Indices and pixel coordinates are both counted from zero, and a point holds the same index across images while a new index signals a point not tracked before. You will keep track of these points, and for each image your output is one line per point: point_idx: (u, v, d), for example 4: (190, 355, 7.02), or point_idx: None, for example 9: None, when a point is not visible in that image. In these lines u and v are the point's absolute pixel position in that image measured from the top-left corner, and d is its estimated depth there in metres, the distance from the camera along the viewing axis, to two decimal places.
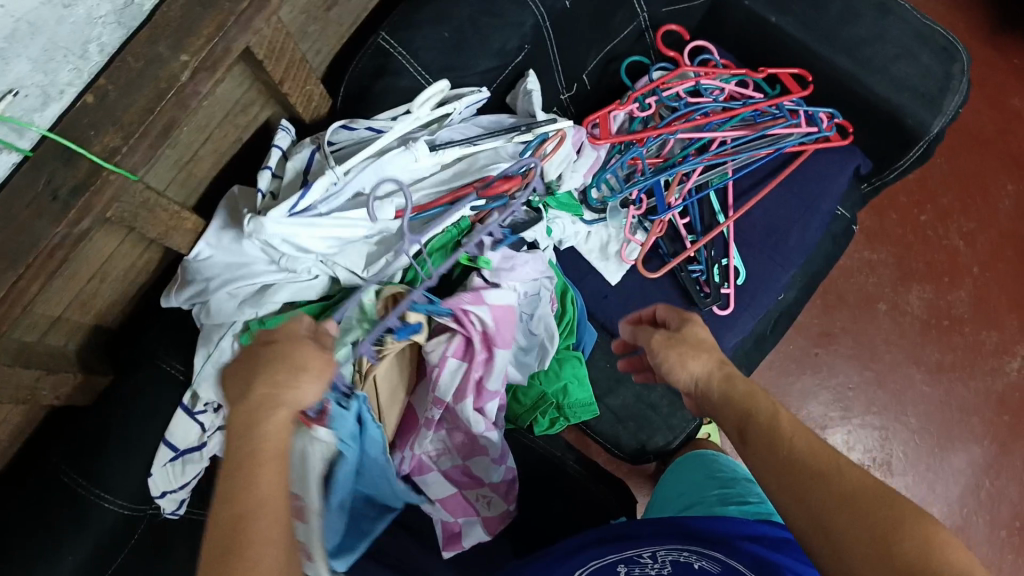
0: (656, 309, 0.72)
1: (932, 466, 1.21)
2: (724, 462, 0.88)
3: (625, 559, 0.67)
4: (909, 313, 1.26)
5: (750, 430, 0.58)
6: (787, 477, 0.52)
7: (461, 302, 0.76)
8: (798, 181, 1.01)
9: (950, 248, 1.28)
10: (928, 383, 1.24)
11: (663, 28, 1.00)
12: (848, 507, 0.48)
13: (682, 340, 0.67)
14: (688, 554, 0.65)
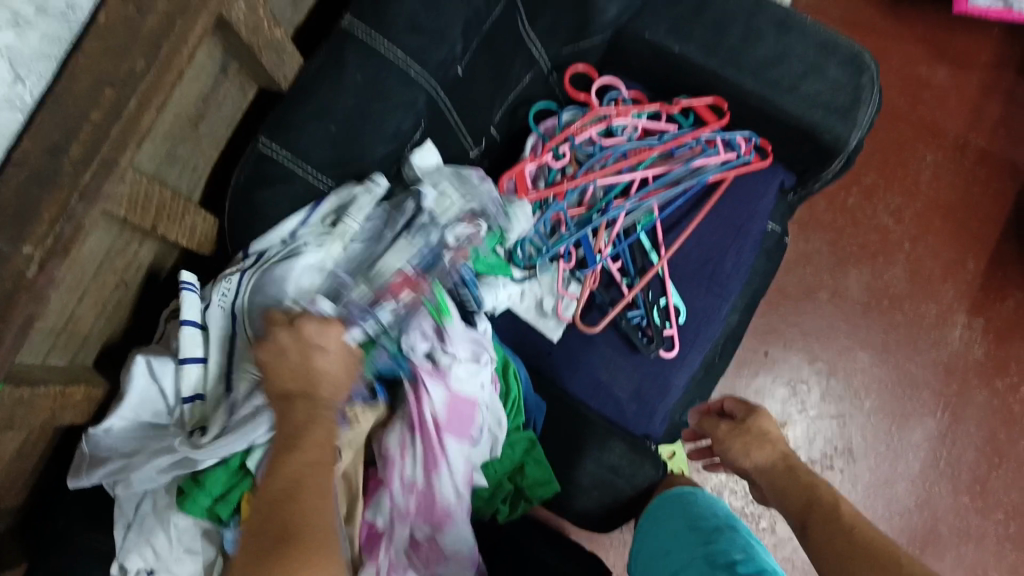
0: (725, 401, 0.84)
1: (889, 445, 1.24)
2: (702, 506, 0.84)
3: None
4: (849, 297, 1.26)
5: (813, 520, 0.67)
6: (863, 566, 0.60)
7: (421, 365, 0.75)
8: (725, 207, 0.98)
9: (881, 226, 1.26)
10: (876, 364, 1.25)
11: (570, 69, 0.96)
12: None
13: (745, 431, 0.79)
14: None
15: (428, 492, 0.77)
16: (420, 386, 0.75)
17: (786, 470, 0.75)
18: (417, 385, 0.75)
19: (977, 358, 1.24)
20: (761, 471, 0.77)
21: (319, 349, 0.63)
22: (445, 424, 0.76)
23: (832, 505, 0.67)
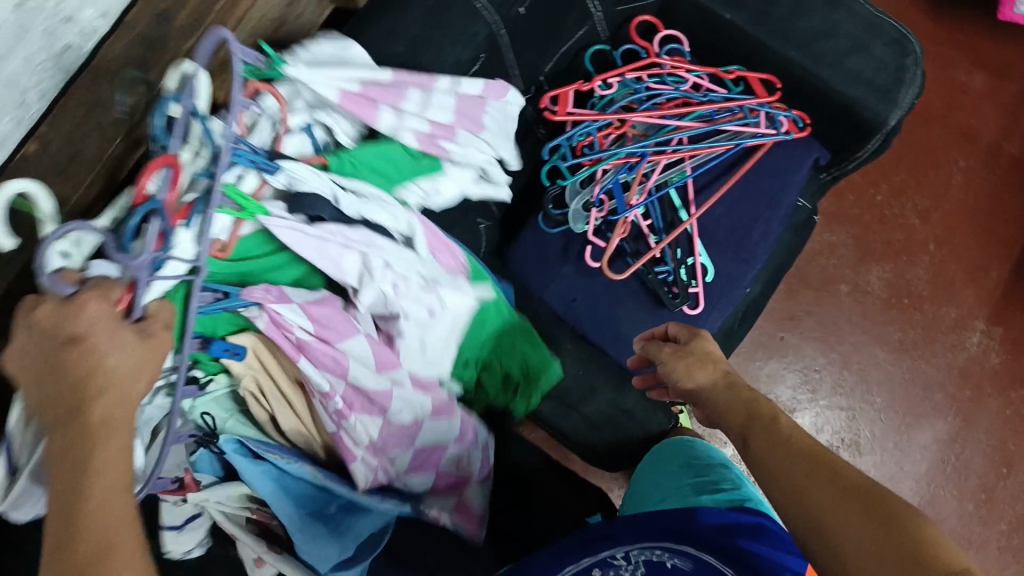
0: (668, 328, 0.86)
1: (897, 442, 1.25)
2: (699, 447, 0.91)
3: (599, 563, 0.71)
4: (870, 292, 1.28)
5: (756, 437, 0.67)
6: (798, 477, 0.60)
7: (263, 296, 0.69)
8: (760, 176, 1.01)
9: (907, 227, 1.29)
10: (892, 361, 1.27)
11: (636, 18, 1.03)
12: (833, 499, 0.57)
13: (688, 352, 0.81)
14: (659, 551, 0.70)
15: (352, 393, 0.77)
16: (273, 315, 0.71)
17: (728, 390, 0.76)
18: (270, 316, 0.71)
19: (993, 365, 1.26)
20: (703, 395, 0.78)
21: (71, 340, 0.49)
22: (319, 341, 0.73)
23: (771, 421, 0.68)
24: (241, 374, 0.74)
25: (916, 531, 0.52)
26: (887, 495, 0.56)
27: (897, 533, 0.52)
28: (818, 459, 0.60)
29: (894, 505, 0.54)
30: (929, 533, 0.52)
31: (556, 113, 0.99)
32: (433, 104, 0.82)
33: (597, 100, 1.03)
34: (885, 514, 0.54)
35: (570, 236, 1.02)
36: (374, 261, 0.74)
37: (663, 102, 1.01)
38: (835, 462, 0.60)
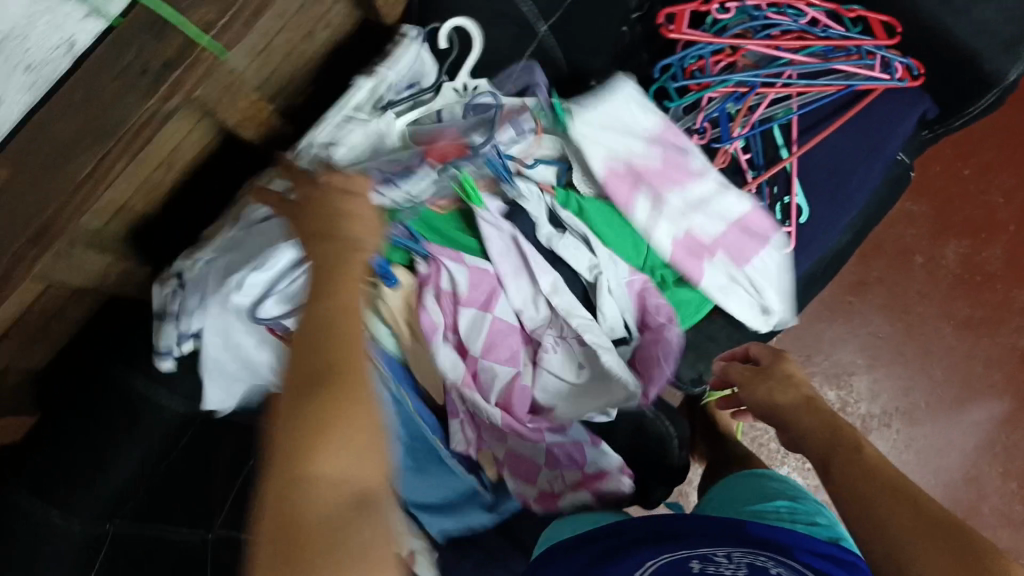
0: (750, 347, 0.81)
1: (950, 418, 1.25)
2: (781, 480, 0.86)
3: (697, 556, 0.62)
4: (944, 266, 1.26)
5: (836, 468, 0.66)
6: (879, 503, 0.60)
7: (440, 253, 0.81)
8: (868, 121, 0.99)
9: (989, 204, 1.27)
10: (956, 336, 1.26)
11: None
12: (918, 551, 0.56)
13: (768, 375, 0.77)
14: (766, 556, 0.60)
15: (460, 345, 0.83)
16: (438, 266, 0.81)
17: (811, 413, 0.72)
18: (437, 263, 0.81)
19: None
20: (780, 414, 0.74)
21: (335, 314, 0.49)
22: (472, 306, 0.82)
23: (851, 451, 0.66)
24: (385, 298, 0.80)
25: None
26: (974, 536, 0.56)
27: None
28: (902, 500, 0.60)
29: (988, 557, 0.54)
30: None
31: (670, 32, 0.93)
32: (664, 208, 0.87)
33: (709, 25, 0.99)
34: (978, 565, 0.54)
35: None
36: (537, 272, 0.83)
37: (778, 33, 0.98)
38: (918, 501, 0.60)
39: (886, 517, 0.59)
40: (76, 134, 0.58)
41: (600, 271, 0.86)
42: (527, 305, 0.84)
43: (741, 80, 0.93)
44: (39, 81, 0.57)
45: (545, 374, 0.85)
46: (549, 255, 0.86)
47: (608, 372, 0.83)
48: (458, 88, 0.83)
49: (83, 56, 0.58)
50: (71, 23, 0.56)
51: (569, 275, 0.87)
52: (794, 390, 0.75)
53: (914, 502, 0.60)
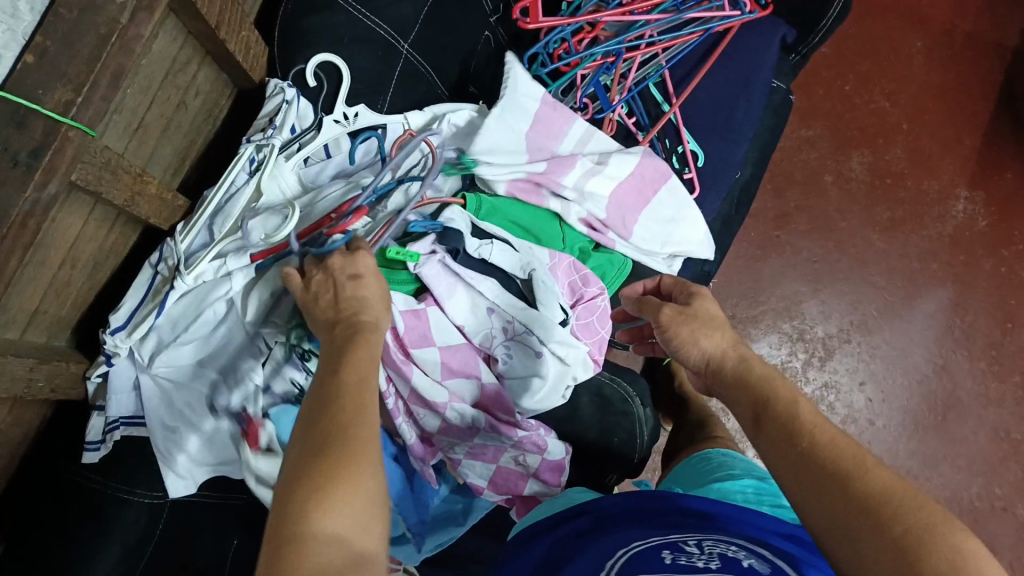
0: (662, 281, 0.74)
1: (903, 317, 1.28)
2: (745, 460, 0.87)
3: (668, 546, 0.60)
4: (853, 178, 1.31)
5: (773, 421, 0.56)
6: (822, 479, 0.51)
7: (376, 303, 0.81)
8: (735, 57, 1.04)
9: (879, 111, 1.33)
10: (885, 240, 1.30)
11: None
12: (864, 517, 0.48)
13: (692, 316, 0.67)
14: (734, 548, 0.59)
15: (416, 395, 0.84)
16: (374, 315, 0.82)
17: (737, 360, 0.64)
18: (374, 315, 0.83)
19: (979, 229, 1.30)
20: (711, 368, 0.65)
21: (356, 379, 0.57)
22: (408, 340, 0.82)
23: (788, 404, 0.57)
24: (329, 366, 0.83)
25: (960, 553, 0.45)
26: (930, 508, 0.48)
27: (928, 561, 0.45)
28: (851, 468, 0.51)
29: (941, 536, 0.46)
30: (976, 560, 0.45)
31: (527, 24, 0.94)
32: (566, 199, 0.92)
33: (565, 8, 1.03)
34: (919, 546, 0.46)
35: None
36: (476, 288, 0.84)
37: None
38: (866, 469, 0.51)
39: (833, 479, 0.51)
40: None
41: (534, 266, 0.87)
42: (475, 321, 0.85)
43: (604, 50, 0.96)
44: None
45: (512, 381, 0.86)
46: (480, 263, 0.86)
47: (562, 361, 0.85)
48: (340, 119, 0.85)
49: None
50: None
51: (507, 283, 0.87)
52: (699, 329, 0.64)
53: (861, 471, 0.50)
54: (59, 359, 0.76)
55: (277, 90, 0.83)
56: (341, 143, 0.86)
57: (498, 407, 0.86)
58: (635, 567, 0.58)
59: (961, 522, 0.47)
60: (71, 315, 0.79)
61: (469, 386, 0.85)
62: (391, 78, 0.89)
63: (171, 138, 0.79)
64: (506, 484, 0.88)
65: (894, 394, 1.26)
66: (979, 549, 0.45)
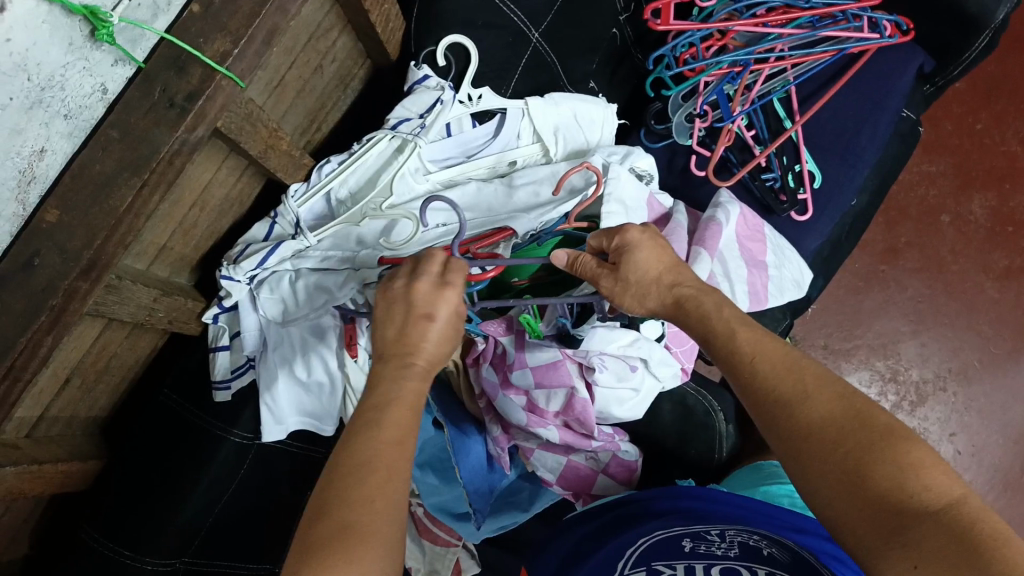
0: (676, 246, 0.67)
1: (1008, 372, 1.21)
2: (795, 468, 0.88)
3: (691, 535, 0.64)
4: (972, 221, 1.25)
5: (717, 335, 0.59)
6: (840, 471, 0.47)
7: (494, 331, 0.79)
8: (864, 83, 1.01)
9: (1010, 154, 1.26)
10: (998, 289, 1.23)
11: None
12: (812, 443, 0.49)
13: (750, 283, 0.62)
14: (756, 538, 0.62)
15: (518, 394, 0.81)
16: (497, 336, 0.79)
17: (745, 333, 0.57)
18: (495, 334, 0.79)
19: None
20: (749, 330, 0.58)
21: (396, 389, 0.54)
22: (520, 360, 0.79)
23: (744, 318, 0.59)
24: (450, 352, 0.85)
25: (906, 465, 0.45)
26: (881, 418, 0.48)
27: (872, 477, 0.45)
28: (793, 396, 0.51)
29: (887, 448, 0.46)
30: (920, 466, 0.45)
31: (658, 25, 0.92)
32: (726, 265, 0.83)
33: (695, 15, 1.02)
34: (864, 463, 0.46)
35: (675, 149, 1.03)
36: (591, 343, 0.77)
37: (763, 11, 0.99)
38: (811, 393, 0.51)
39: (779, 406, 0.52)
40: (115, 170, 0.63)
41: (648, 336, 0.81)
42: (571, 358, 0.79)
43: (732, 59, 0.94)
44: (76, 128, 0.62)
45: (603, 395, 0.81)
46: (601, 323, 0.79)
47: (656, 377, 0.82)
48: (464, 100, 0.86)
49: (115, 100, 0.63)
50: (102, 69, 0.61)
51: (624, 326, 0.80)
52: (663, 265, 0.64)
53: (884, 463, 0.45)
54: (180, 295, 0.80)
55: (435, 84, 0.84)
56: (465, 125, 0.88)
57: (579, 425, 0.82)
58: (656, 554, 0.62)
59: (911, 434, 0.47)
60: (191, 255, 0.83)
61: (560, 401, 0.81)
62: (519, 65, 0.91)
63: (305, 100, 0.83)
64: (570, 478, 0.87)
65: (987, 450, 1.20)
66: (923, 451, 0.46)
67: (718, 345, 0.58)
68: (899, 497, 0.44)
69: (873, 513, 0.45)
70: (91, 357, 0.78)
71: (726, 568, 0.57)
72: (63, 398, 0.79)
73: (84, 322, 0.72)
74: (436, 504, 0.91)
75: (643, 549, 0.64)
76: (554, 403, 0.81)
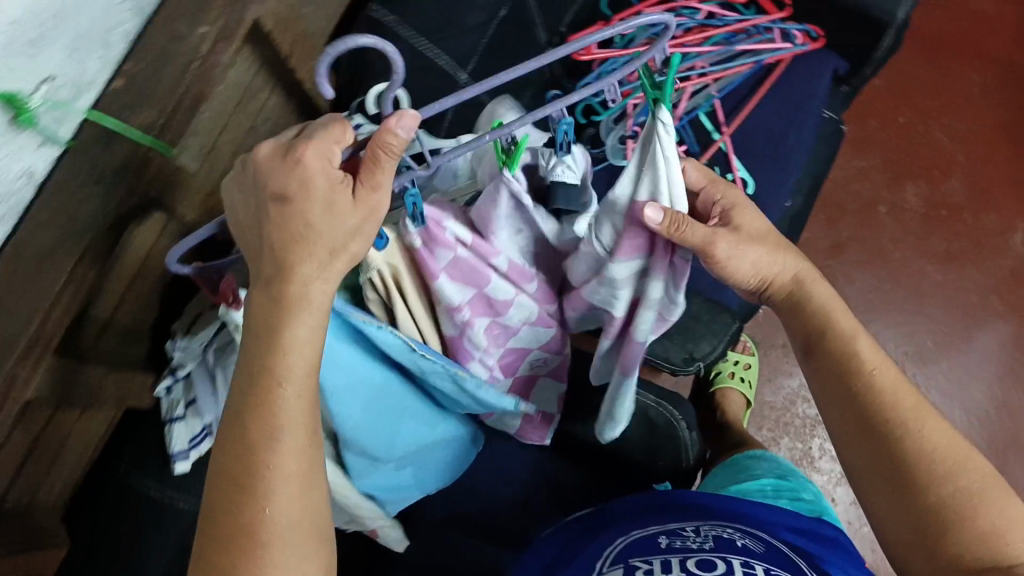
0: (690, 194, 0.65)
1: (961, 350, 1.24)
2: (766, 460, 0.91)
3: (666, 532, 0.68)
4: (908, 209, 1.29)
5: (828, 351, 0.65)
6: (941, 503, 0.58)
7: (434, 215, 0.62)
8: (787, 87, 1.05)
9: (935, 142, 1.31)
10: (941, 272, 1.27)
11: None
12: (915, 474, 0.59)
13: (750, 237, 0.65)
14: (728, 530, 0.67)
15: (478, 300, 0.70)
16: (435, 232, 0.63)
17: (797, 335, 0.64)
18: (432, 230, 0.62)
19: None
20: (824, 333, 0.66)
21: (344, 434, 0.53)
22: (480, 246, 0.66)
23: (847, 344, 0.64)
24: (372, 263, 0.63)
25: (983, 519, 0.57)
26: (969, 463, 0.59)
27: (952, 539, 0.57)
28: (910, 421, 0.60)
29: (972, 512, 0.57)
30: (1000, 524, 0.56)
31: (582, 55, 0.96)
32: None
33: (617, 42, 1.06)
34: (947, 513, 0.58)
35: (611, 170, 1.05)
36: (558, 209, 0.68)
37: (680, 33, 1.06)
38: (922, 423, 0.60)
39: (891, 437, 0.60)
40: (50, 246, 0.62)
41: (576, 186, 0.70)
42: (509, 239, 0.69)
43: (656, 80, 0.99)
44: (9, 212, 0.61)
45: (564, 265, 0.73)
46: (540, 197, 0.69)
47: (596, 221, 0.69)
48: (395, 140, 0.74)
49: (44, 180, 0.63)
50: (29, 154, 0.61)
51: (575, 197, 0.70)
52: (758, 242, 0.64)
53: (969, 512, 0.57)
54: (130, 367, 0.79)
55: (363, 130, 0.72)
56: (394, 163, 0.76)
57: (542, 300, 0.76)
58: (634, 551, 0.66)
59: (996, 482, 0.59)
60: (139, 324, 0.82)
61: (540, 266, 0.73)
62: None
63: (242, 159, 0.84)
64: (517, 392, 0.87)
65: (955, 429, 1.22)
66: (1003, 514, 0.57)
67: (832, 357, 0.65)
68: (980, 549, 0.56)
69: (945, 560, 0.57)
70: (44, 439, 0.77)
71: (704, 558, 0.62)
72: (17, 484, 0.77)
73: (34, 404, 0.71)
74: (372, 484, 0.80)
75: (624, 550, 0.67)
76: (521, 316, 0.74)
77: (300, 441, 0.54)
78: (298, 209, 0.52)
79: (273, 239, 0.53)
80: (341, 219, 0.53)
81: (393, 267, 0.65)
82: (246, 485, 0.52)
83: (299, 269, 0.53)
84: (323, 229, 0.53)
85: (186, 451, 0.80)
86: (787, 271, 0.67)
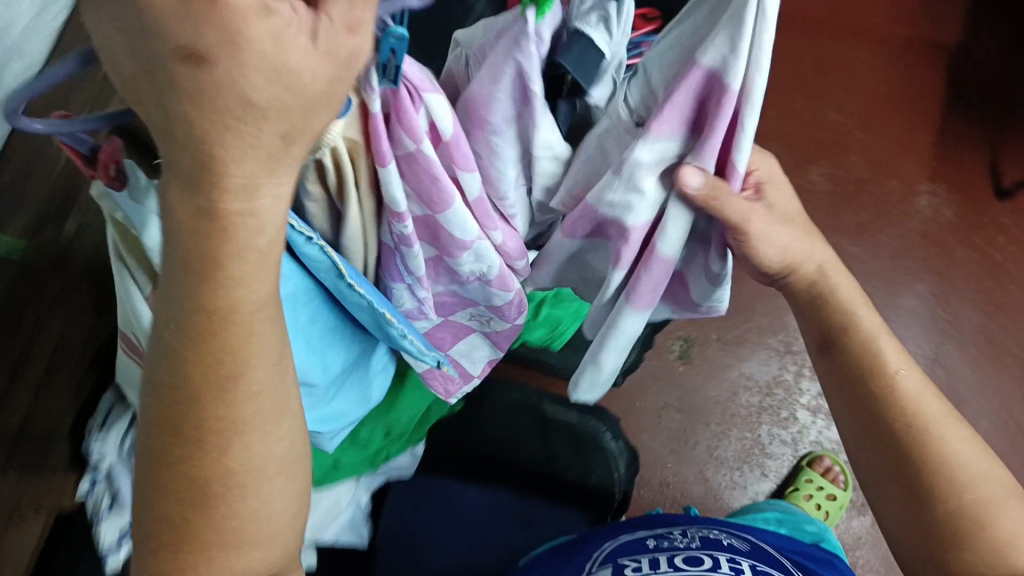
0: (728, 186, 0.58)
1: (890, 315, 1.28)
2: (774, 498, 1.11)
3: (654, 536, 0.76)
4: (816, 189, 1.34)
5: (845, 348, 0.64)
6: (956, 515, 0.57)
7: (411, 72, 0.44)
8: None
9: (830, 122, 1.37)
10: (858, 243, 1.31)
11: None
12: (931, 480, 0.58)
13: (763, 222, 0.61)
14: (715, 533, 0.76)
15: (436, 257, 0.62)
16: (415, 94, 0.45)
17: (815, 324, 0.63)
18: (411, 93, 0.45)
19: (949, 220, 1.33)
20: (844, 334, 0.64)
21: None
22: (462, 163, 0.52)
23: (868, 342, 0.63)
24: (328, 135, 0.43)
25: (994, 532, 0.56)
26: (982, 479, 0.58)
27: (965, 545, 0.56)
28: (930, 430, 0.59)
29: (985, 520, 0.56)
30: (1012, 538, 0.55)
31: None
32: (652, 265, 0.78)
33: None
34: (959, 525, 0.57)
35: None
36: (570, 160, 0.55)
37: None
38: (941, 432, 0.59)
39: (915, 443, 0.59)
40: None
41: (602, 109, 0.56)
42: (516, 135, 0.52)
43: None
44: None
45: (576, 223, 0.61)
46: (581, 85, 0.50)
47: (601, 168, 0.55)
48: None
49: None
50: None
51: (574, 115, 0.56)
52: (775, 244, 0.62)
53: (982, 525, 0.56)
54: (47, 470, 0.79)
55: None
56: None
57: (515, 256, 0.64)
58: (623, 552, 0.74)
59: (1014, 500, 0.57)
60: (56, 426, 0.81)
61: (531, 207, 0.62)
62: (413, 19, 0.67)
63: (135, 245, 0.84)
64: (444, 340, 0.79)
65: None
66: (1015, 529, 0.56)
67: (850, 351, 0.64)
68: (988, 564, 0.55)
69: (954, 565, 0.56)
70: None
71: (691, 555, 0.69)
72: None
73: None
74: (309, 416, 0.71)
75: (616, 551, 0.75)
76: (475, 269, 0.62)
77: (254, 384, 0.41)
78: (225, 77, 0.30)
79: (187, 112, 0.31)
80: (300, 90, 0.32)
81: (348, 145, 0.46)
82: (192, 439, 0.41)
83: (237, 173, 0.33)
84: (265, 118, 0.32)
85: (118, 546, 0.75)
86: (814, 260, 0.66)
